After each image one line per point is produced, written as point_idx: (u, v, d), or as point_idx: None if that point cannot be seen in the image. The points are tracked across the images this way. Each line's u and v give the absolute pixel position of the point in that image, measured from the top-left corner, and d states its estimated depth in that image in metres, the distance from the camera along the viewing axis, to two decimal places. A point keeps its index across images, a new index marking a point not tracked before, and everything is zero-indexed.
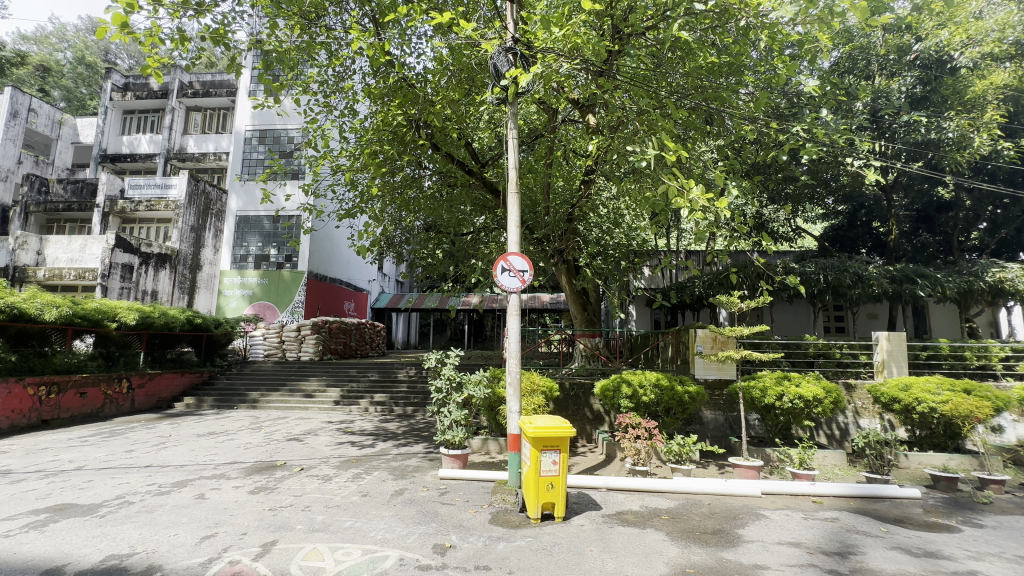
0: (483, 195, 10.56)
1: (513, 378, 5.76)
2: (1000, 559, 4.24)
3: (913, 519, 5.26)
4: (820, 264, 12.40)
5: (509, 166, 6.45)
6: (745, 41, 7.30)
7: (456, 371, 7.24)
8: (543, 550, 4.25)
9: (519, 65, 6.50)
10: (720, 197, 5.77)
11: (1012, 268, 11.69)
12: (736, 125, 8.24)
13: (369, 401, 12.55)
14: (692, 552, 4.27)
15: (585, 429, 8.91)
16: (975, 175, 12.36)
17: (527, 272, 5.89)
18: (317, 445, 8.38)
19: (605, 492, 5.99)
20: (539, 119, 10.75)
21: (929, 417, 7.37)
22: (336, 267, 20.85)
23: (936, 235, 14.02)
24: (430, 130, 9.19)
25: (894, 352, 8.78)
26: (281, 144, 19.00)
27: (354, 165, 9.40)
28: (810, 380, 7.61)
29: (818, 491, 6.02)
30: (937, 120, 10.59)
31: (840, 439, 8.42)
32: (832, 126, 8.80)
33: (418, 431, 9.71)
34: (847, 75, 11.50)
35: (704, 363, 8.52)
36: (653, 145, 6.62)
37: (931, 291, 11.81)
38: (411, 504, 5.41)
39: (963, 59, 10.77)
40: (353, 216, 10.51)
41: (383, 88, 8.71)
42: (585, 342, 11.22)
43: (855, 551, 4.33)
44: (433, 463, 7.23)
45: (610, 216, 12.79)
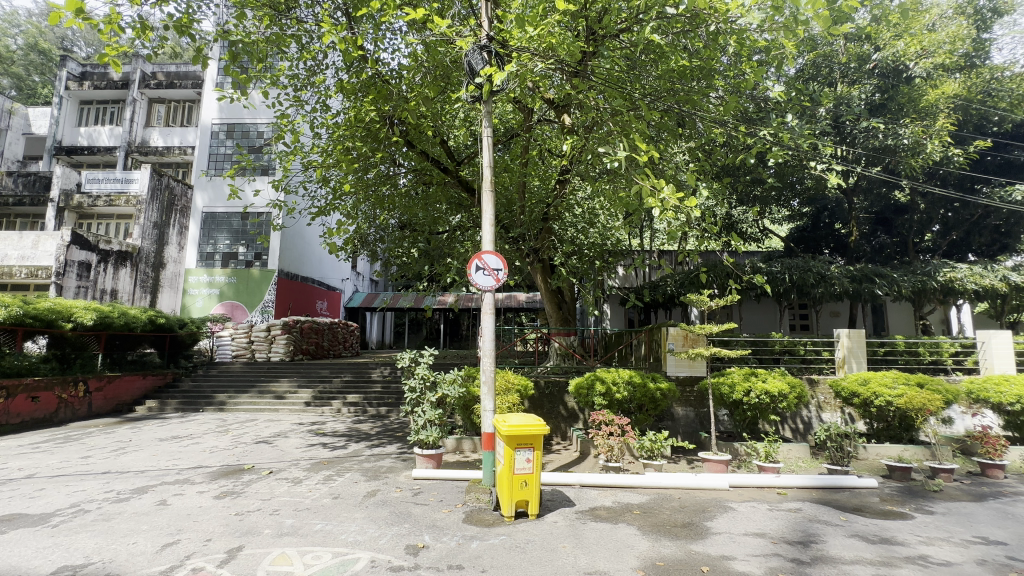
0: (459, 194, 10.55)
1: (487, 377, 5.75)
2: (949, 543, 4.48)
3: (871, 508, 5.50)
4: (786, 264, 12.79)
5: (483, 164, 6.44)
6: (715, 46, 7.46)
7: (430, 370, 7.14)
8: (516, 547, 4.26)
9: (493, 63, 6.50)
10: (690, 198, 5.88)
11: (962, 269, 12.30)
12: (707, 128, 8.43)
13: (342, 402, 12.34)
14: (662, 545, 4.36)
15: (559, 427, 8.97)
16: (928, 179, 13.01)
17: (501, 270, 5.89)
18: (287, 447, 8.19)
19: (579, 488, 6.06)
20: (514, 118, 10.73)
21: (885, 410, 7.70)
22: (308, 266, 20.39)
23: (893, 237, 14.70)
24: (405, 127, 9.10)
25: (854, 349, 9.16)
26: (250, 138, 18.49)
27: (325, 162, 9.23)
28: (775, 375, 7.85)
29: (783, 482, 6.23)
30: (894, 127, 11.09)
31: (803, 433, 8.74)
32: (797, 130, 9.10)
33: (392, 431, 9.58)
34: (811, 81, 11.93)
35: (676, 360, 8.68)
36: (626, 147, 6.72)
37: (888, 289, 12.34)
38: (383, 505, 5.34)
39: (918, 68, 11.21)
40: (325, 213, 10.30)
41: (357, 83, 8.56)
42: (560, 341, 11.29)
43: (816, 540, 4.50)
44: (406, 464, 7.16)
45: (585, 216, 12.92)
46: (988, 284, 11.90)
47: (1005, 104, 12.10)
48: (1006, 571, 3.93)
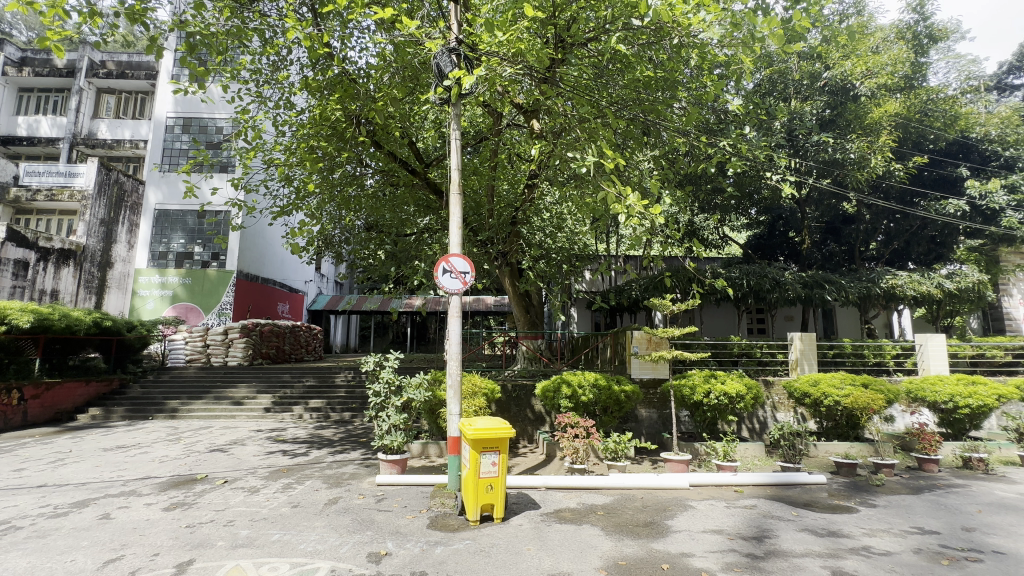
0: (427, 196, 10.48)
1: (453, 381, 5.71)
2: (889, 534, 4.76)
3: (820, 503, 5.79)
4: (744, 269, 13.33)
5: (451, 166, 6.41)
6: (678, 59, 7.70)
7: (396, 374, 7.02)
8: (481, 552, 4.25)
9: (463, 66, 6.47)
10: (654, 205, 6.04)
11: (902, 276, 13.12)
12: (670, 137, 8.69)
13: (304, 408, 12.00)
14: (624, 544, 4.44)
15: (526, 430, 9.01)
16: (873, 192, 13.86)
17: (468, 274, 5.88)
18: (244, 455, 7.88)
19: (544, 490, 6.10)
20: (484, 122, 10.76)
21: (834, 409, 8.11)
22: (269, 266, 19.71)
23: (841, 245, 15.55)
24: (372, 127, 8.99)
25: (806, 351, 9.65)
26: (208, 134, 17.76)
27: (288, 161, 8.97)
28: (733, 377, 8.14)
29: (740, 480, 6.48)
30: (842, 142, 11.82)
31: (759, 432, 9.11)
32: (754, 142, 9.51)
33: (356, 437, 9.38)
34: (767, 96, 12.48)
35: (640, 363, 8.87)
36: (593, 152, 6.85)
37: (837, 295, 13.05)
38: (345, 512, 5.22)
39: (864, 88, 11.89)
40: (288, 213, 10.00)
41: (322, 81, 8.40)
42: (527, 344, 11.35)
43: (770, 535, 4.69)
44: (370, 470, 7.03)
45: (553, 221, 13.08)
46: (925, 291, 12.76)
47: (939, 124, 13.05)
48: (939, 558, 4.21)
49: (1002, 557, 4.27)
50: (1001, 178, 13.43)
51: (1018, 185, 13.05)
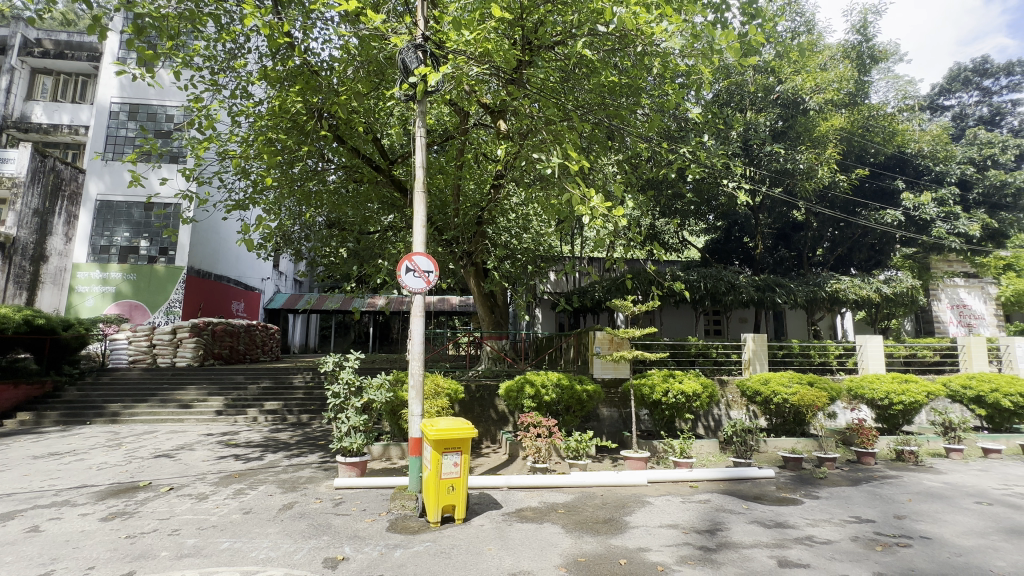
0: (392, 194, 10.33)
1: (415, 381, 5.63)
2: (830, 523, 5.05)
3: (768, 496, 6.07)
4: (702, 273, 13.78)
5: (416, 164, 6.32)
6: (641, 66, 7.91)
7: (356, 375, 6.84)
8: (441, 553, 4.21)
9: (429, 63, 6.37)
10: (617, 207, 6.16)
11: (845, 281, 13.93)
12: (634, 142, 8.87)
13: (258, 410, 11.57)
14: (584, 541, 4.51)
15: (489, 431, 9.00)
16: (821, 201, 14.67)
17: (432, 273, 5.81)
18: (192, 461, 7.49)
19: (506, 490, 6.10)
20: (450, 120, 10.69)
21: (782, 407, 8.52)
22: (222, 263, 18.81)
23: (791, 251, 16.37)
24: (334, 121, 8.77)
25: (758, 351, 10.12)
26: (157, 122, 16.81)
27: (244, 153, 8.60)
28: (690, 376, 8.43)
29: (695, 476, 6.71)
30: (793, 153, 12.48)
31: (714, 430, 9.45)
32: (712, 150, 9.88)
33: (314, 440, 9.12)
34: (725, 106, 12.96)
35: (602, 363, 9.06)
36: (559, 154, 6.89)
37: (787, 298, 13.70)
38: (301, 517, 5.06)
39: (812, 102, 12.38)
40: (244, 207, 9.57)
41: (282, 72, 8.14)
42: (492, 345, 11.34)
43: (722, 528, 4.88)
44: (328, 473, 6.85)
45: (519, 222, 13.12)
46: (865, 295, 13.62)
47: (879, 139, 13.96)
48: (873, 545, 4.50)
49: (928, 542, 4.61)
50: (932, 191, 14.53)
51: (947, 198, 14.15)
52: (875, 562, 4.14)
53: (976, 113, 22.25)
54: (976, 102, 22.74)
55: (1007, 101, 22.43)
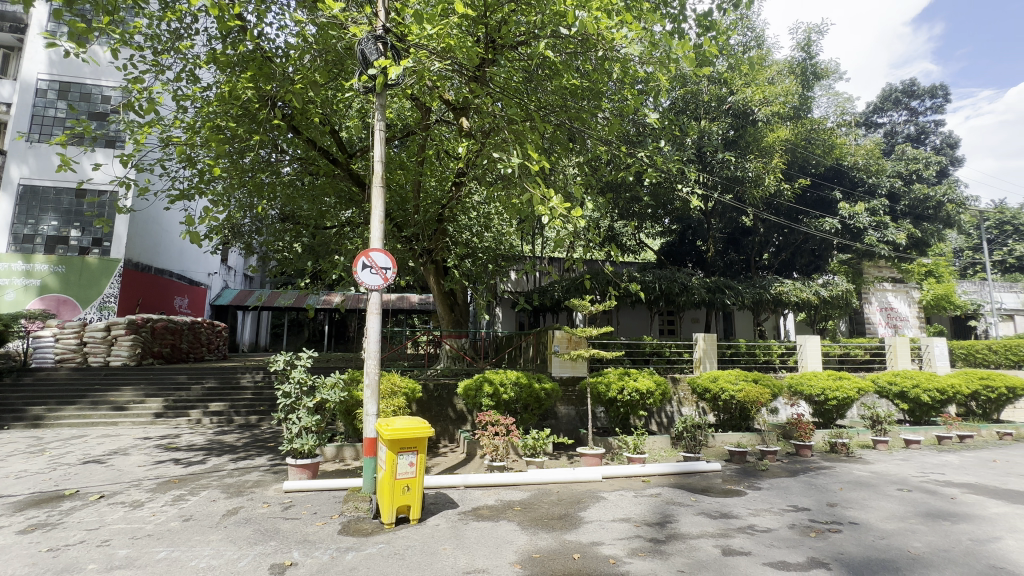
0: (349, 188, 10.08)
1: (371, 380, 5.50)
2: (770, 513, 5.34)
3: (715, 488, 6.36)
4: (656, 274, 14.22)
5: (374, 158, 6.16)
6: (602, 70, 8.04)
7: (309, 374, 6.60)
8: (395, 555, 4.14)
9: (389, 55, 6.21)
10: (575, 208, 6.27)
11: (788, 284, 14.74)
12: (594, 145, 9.01)
13: (202, 412, 10.98)
14: (539, 537, 4.56)
15: (447, 430, 8.93)
16: (767, 208, 15.49)
17: (389, 269, 5.72)
18: (127, 466, 7.01)
19: (463, 489, 6.08)
20: (411, 116, 10.51)
21: (729, 403, 8.94)
22: (164, 256, 17.70)
23: (740, 254, 17.16)
24: (289, 111, 8.45)
25: (708, 350, 10.59)
26: (91, 102, 15.63)
27: (189, 140, 8.11)
28: (644, 374, 8.68)
29: (647, 471, 6.92)
30: (742, 162, 13.11)
31: (666, 426, 9.78)
32: (668, 155, 10.22)
33: (262, 442, 8.74)
34: (681, 114, 13.42)
35: (560, 361, 9.19)
36: (519, 154, 6.92)
37: (735, 299, 14.36)
38: (246, 522, 4.84)
39: (761, 114, 13.01)
40: (189, 197, 9.02)
41: (233, 56, 7.74)
42: (451, 343, 11.27)
43: (671, 520, 5.06)
44: (277, 476, 6.59)
45: (480, 220, 13.07)
46: (805, 297, 14.50)
47: (819, 151, 14.87)
48: (808, 531, 4.81)
49: (856, 527, 4.97)
50: (866, 202, 15.66)
51: (878, 209, 15.28)
52: (809, 547, 4.41)
53: (905, 130, 24.17)
54: (905, 121, 24.69)
55: (930, 121, 24.48)
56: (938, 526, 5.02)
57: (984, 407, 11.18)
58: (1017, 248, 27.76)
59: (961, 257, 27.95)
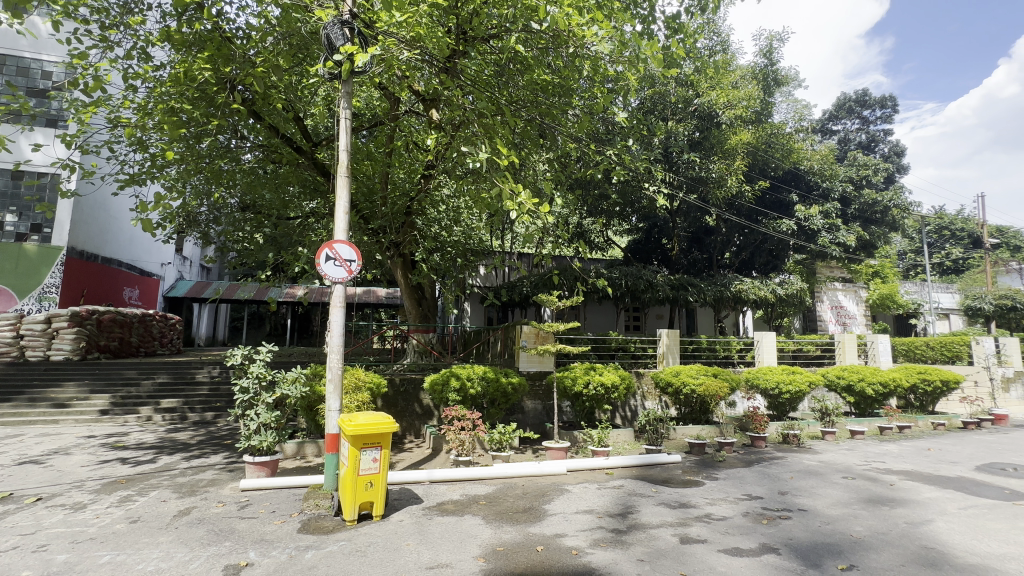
0: (314, 178, 9.77)
1: (333, 375, 5.36)
2: (726, 502, 5.56)
3: (675, 479, 6.56)
4: (623, 271, 14.47)
5: (339, 147, 6.00)
6: (572, 67, 8.06)
7: (268, 369, 6.38)
8: (356, 552, 4.07)
9: (356, 42, 6.03)
10: (544, 204, 6.26)
11: (747, 283, 15.32)
12: (564, 141, 9.04)
13: (153, 409, 10.46)
14: (503, 531, 4.58)
15: (413, 425, 8.84)
16: (730, 208, 16.02)
17: (354, 262, 5.57)
18: (68, 467, 6.60)
19: (428, 485, 6.04)
20: (379, 105, 10.28)
21: (690, 397, 9.22)
22: (113, 245, 16.70)
23: (703, 253, 17.69)
24: (249, 95, 8.11)
25: (671, 346, 10.90)
26: (31, 78, 14.53)
27: (140, 122, 7.64)
28: (609, 369, 8.84)
29: (611, 463, 7.07)
30: (706, 163, 13.50)
31: (630, 419, 10.00)
32: (636, 154, 10.40)
33: (219, 439, 8.41)
34: (649, 114, 13.67)
35: (528, 356, 9.23)
36: (488, 148, 6.87)
37: (697, 297, 14.82)
38: (200, 523, 4.65)
39: (725, 117, 13.36)
40: (140, 183, 8.53)
41: (189, 35, 7.35)
42: (418, 338, 11.13)
43: (632, 511, 5.18)
44: (234, 474, 6.36)
45: (449, 214, 12.94)
46: (762, 295, 15.12)
47: (779, 155, 15.46)
48: (761, 519, 5.03)
49: (804, 513, 5.23)
50: (820, 205, 16.44)
51: (830, 212, 16.07)
52: (761, 534, 4.61)
53: (857, 138, 25.50)
54: (857, 129, 26.02)
55: (880, 130, 25.87)
56: (878, 511, 5.35)
57: (921, 400, 11.97)
58: (952, 251, 29.84)
59: (905, 259, 29.82)
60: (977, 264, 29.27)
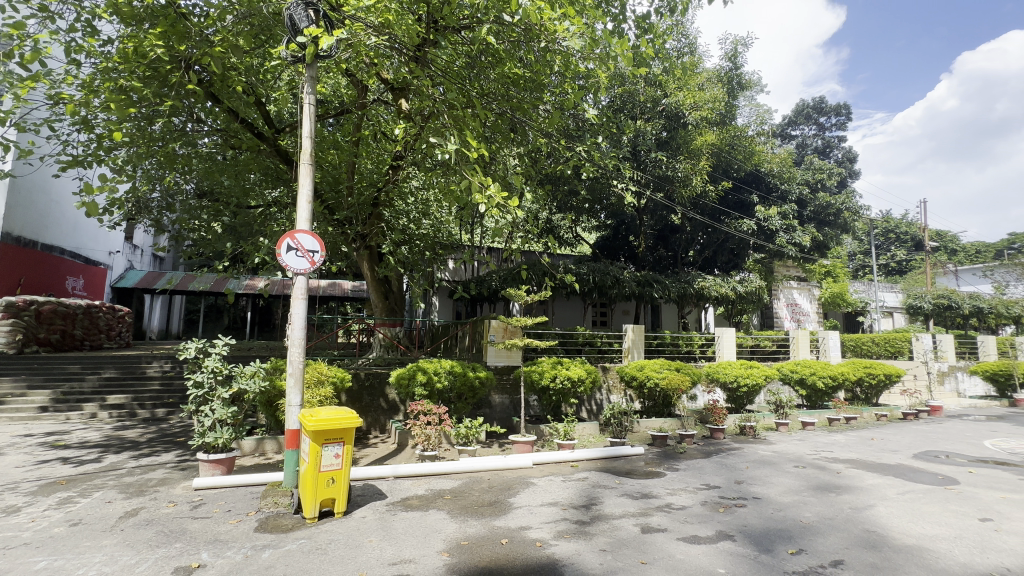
0: (276, 165, 9.41)
1: (294, 369, 5.19)
2: (686, 492, 5.73)
3: (637, 470, 6.72)
4: (591, 267, 14.67)
5: (302, 134, 5.78)
6: (543, 63, 8.04)
7: (225, 363, 6.11)
8: (316, 550, 3.97)
9: (322, 25, 5.83)
10: (513, 198, 6.23)
11: (709, 280, 15.83)
12: (535, 136, 9.02)
13: (99, 405, 9.88)
14: (468, 525, 4.57)
15: (378, 421, 8.69)
16: (694, 207, 16.48)
17: (318, 252, 5.40)
18: (1, 468, 6.14)
19: (392, 480, 5.95)
20: (347, 93, 10.00)
21: (654, 390, 9.45)
22: (54, 231, 15.61)
23: (668, 251, 18.13)
24: (207, 76, 7.72)
25: (636, 341, 11.14)
26: None
27: (83, 99, 7.14)
28: (576, 363, 8.94)
29: (576, 456, 7.17)
30: (672, 162, 13.84)
31: (596, 413, 10.17)
32: (605, 152, 10.53)
33: (171, 437, 8.02)
34: (619, 112, 13.87)
35: (495, 351, 9.22)
36: (457, 140, 6.76)
37: (662, 293, 15.18)
38: (148, 524, 4.43)
39: (691, 117, 13.58)
40: (85, 165, 7.99)
41: (140, 9, 6.92)
42: (384, 332, 10.94)
43: (596, 502, 5.27)
44: (187, 473, 6.08)
45: (418, 206, 12.74)
46: (723, 292, 15.66)
47: (741, 156, 15.97)
48: (718, 507, 5.21)
49: (758, 501, 5.46)
50: (778, 206, 17.13)
51: (788, 213, 16.78)
52: (718, 522, 4.78)
53: (813, 143, 26.73)
54: (814, 135, 27.25)
55: (834, 137, 27.16)
56: (826, 498, 5.64)
57: (866, 393, 12.70)
58: (897, 253, 31.76)
59: (854, 260, 31.56)
60: (919, 265, 31.26)
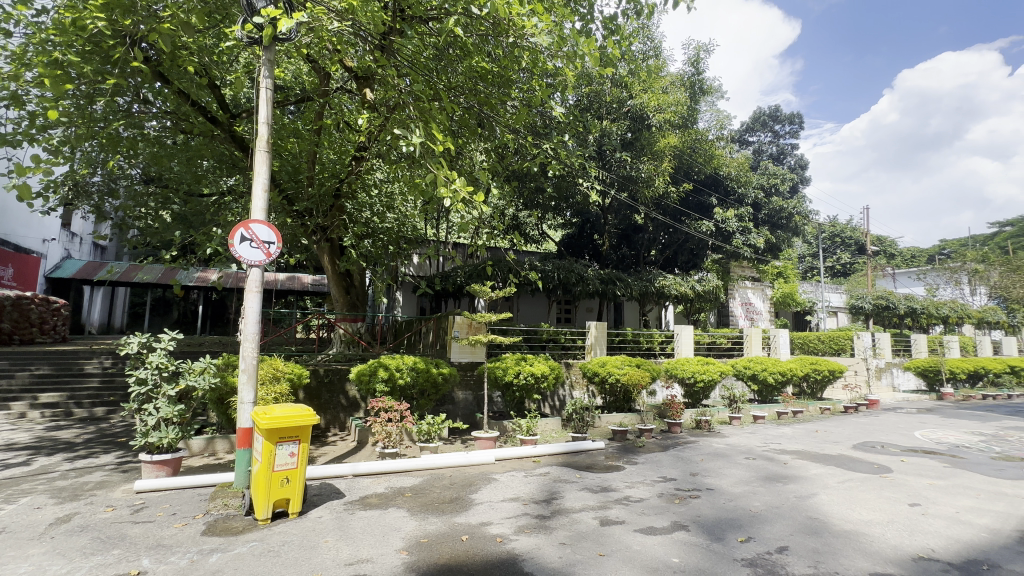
0: (230, 152, 8.97)
1: (247, 365, 4.97)
2: (643, 484, 5.89)
3: (598, 465, 6.84)
4: (556, 264, 14.79)
5: (258, 119, 5.52)
6: (511, 58, 7.97)
7: (171, 358, 5.79)
8: (268, 552, 3.82)
9: (280, 7, 5.58)
10: (479, 193, 6.17)
11: (669, 279, 16.29)
12: (502, 132, 8.98)
13: (29, 404, 9.17)
14: (428, 522, 4.52)
15: (337, 418, 8.48)
16: (657, 207, 16.90)
17: (273, 244, 5.19)
18: None
19: (351, 478, 5.82)
20: (308, 79, 9.65)
21: (615, 386, 9.64)
22: None
23: (631, 250, 18.53)
24: (155, 55, 7.27)
25: (599, 337, 11.32)
26: None
27: (11, 72, 6.56)
28: (540, 359, 8.99)
29: (538, 452, 7.23)
30: (636, 163, 14.15)
31: (558, 409, 10.29)
32: (572, 150, 10.62)
33: (111, 437, 7.54)
34: (586, 111, 14.04)
35: (459, 347, 9.15)
36: (421, 133, 6.60)
37: (625, 291, 15.48)
38: (82, 531, 4.14)
39: (654, 119, 13.79)
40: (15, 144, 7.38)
41: None
42: (345, 327, 10.66)
43: (557, 497, 5.33)
44: (129, 475, 5.73)
45: (382, 199, 12.45)
46: (683, 291, 16.17)
47: (701, 159, 16.48)
48: (674, 499, 5.38)
49: (712, 492, 5.67)
50: (735, 209, 17.80)
51: (744, 216, 17.49)
52: (673, 512, 4.94)
53: (768, 150, 27.93)
54: (769, 142, 28.50)
55: (788, 144, 28.48)
56: (774, 487, 5.92)
57: (812, 388, 13.41)
58: (842, 257, 33.74)
59: (803, 262, 33.30)
60: (861, 268, 33.30)
